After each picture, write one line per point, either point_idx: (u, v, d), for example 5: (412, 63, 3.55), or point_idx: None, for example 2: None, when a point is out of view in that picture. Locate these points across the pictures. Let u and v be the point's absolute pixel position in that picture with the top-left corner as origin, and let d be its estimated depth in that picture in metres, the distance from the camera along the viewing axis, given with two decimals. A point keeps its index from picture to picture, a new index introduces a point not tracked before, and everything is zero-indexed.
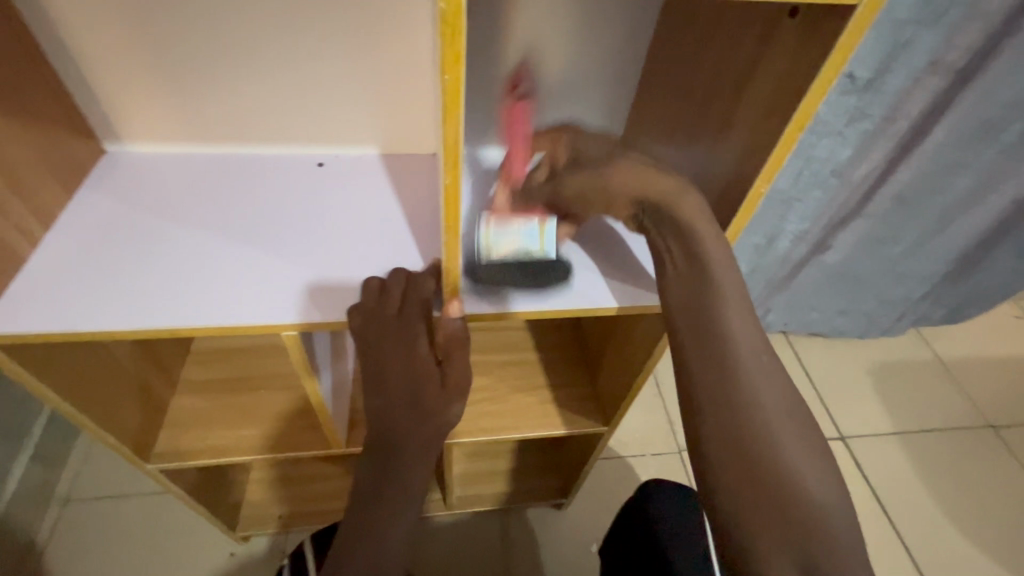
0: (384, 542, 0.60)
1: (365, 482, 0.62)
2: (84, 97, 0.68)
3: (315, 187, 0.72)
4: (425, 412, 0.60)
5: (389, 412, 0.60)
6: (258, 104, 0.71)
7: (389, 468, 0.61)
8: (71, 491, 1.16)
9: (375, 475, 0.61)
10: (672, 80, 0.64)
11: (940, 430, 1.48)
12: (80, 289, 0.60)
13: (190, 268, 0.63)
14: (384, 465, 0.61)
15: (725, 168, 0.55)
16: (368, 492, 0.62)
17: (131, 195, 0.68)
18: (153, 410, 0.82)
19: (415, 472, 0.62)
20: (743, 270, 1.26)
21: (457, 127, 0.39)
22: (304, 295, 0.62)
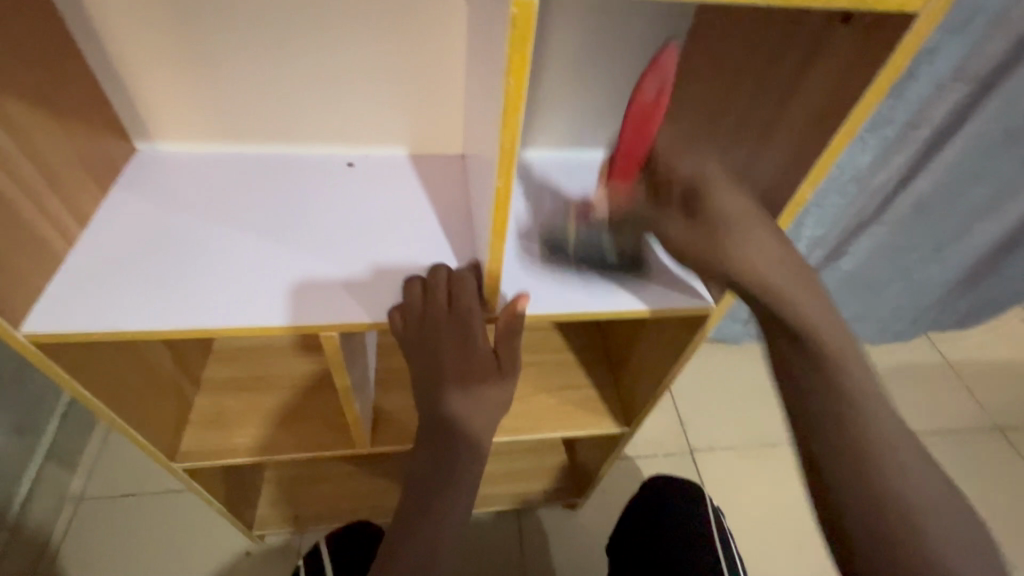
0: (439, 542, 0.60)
1: (417, 484, 0.63)
2: (117, 96, 0.68)
3: (346, 187, 0.72)
4: (478, 409, 0.61)
5: (446, 408, 0.60)
6: (291, 104, 0.71)
7: (443, 466, 0.62)
8: (85, 490, 1.16)
9: (429, 475, 0.62)
10: None
11: (949, 432, 1.50)
12: (118, 288, 0.60)
13: (227, 268, 0.63)
14: (439, 463, 0.62)
15: None
16: (420, 494, 0.62)
17: (163, 194, 0.68)
18: (179, 409, 0.82)
19: (467, 467, 0.62)
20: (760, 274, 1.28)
21: (515, 132, 0.39)
22: (342, 295, 0.62)
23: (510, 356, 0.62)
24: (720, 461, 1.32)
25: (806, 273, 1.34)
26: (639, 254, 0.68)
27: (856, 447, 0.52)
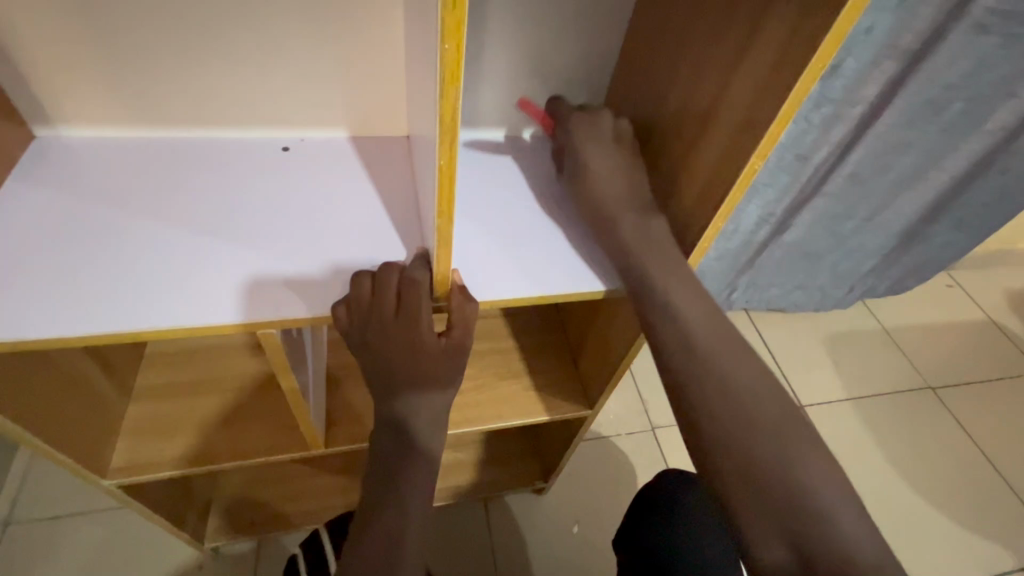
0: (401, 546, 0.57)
1: (377, 476, 0.60)
2: (8, 76, 0.60)
3: (283, 173, 0.67)
4: (435, 405, 0.58)
5: (399, 407, 0.58)
6: (214, 85, 0.65)
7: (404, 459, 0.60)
8: (10, 516, 1.06)
9: (391, 464, 0.60)
10: (655, 57, 0.63)
11: (888, 394, 1.59)
12: (20, 293, 0.53)
13: (150, 265, 0.57)
14: (400, 458, 0.59)
15: (713, 147, 0.55)
16: (380, 491, 0.59)
17: (70, 186, 0.61)
18: (108, 422, 0.75)
19: (429, 455, 0.61)
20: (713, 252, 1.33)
21: (453, 105, 0.36)
22: (279, 288, 0.58)
23: (462, 347, 0.58)
24: (680, 437, 1.35)
25: (754, 248, 1.39)
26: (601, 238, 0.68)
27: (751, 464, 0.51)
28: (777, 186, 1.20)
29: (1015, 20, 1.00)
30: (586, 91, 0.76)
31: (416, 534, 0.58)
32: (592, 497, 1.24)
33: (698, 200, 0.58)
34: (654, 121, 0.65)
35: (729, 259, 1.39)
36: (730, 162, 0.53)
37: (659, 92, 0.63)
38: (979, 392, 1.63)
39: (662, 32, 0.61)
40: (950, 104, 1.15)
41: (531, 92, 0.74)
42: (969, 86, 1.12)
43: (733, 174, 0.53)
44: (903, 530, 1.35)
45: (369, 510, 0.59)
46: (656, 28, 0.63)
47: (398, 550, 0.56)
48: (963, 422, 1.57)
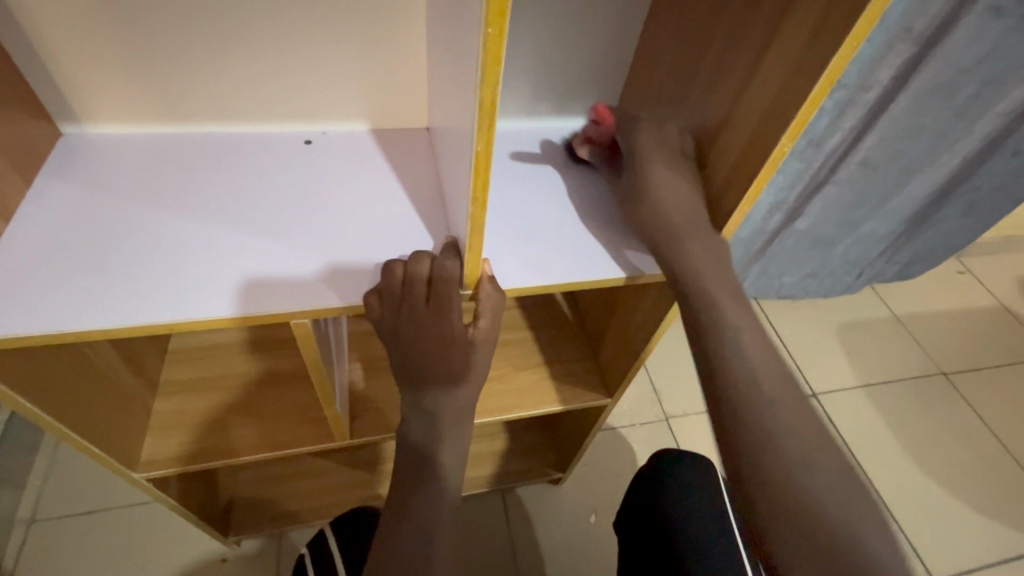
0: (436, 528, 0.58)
1: (407, 463, 0.61)
2: (36, 73, 0.60)
3: (307, 165, 0.68)
4: (464, 395, 0.59)
5: (428, 397, 0.58)
6: (237, 79, 0.65)
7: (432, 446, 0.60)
8: (35, 513, 1.07)
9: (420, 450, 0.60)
10: (677, 43, 0.63)
11: (901, 381, 1.59)
12: (56, 288, 0.54)
13: (183, 258, 0.58)
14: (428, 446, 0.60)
15: (739, 132, 0.55)
16: (411, 476, 0.60)
17: (98, 182, 0.62)
18: (137, 416, 0.76)
19: (457, 441, 0.61)
20: None
21: (494, 90, 0.37)
22: (310, 279, 0.58)
23: (489, 336, 0.59)
24: (695, 426, 1.35)
25: (766, 236, 1.39)
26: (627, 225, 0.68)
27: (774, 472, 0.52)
28: (790, 173, 1.19)
29: None
30: (605, 79, 0.76)
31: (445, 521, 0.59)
32: (607, 486, 1.25)
33: (723, 185, 0.58)
34: (677, 107, 0.65)
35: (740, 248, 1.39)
36: (757, 147, 0.53)
37: (682, 78, 0.63)
38: (992, 378, 1.63)
39: (685, 18, 0.61)
40: (964, 87, 1.14)
41: (550, 81, 0.74)
42: (983, 69, 1.11)
43: (761, 157, 0.53)
44: (919, 516, 1.35)
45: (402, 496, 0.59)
46: (679, 14, 0.63)
47: (430, 533, 0.57)
48: (976, 408, 1.56)
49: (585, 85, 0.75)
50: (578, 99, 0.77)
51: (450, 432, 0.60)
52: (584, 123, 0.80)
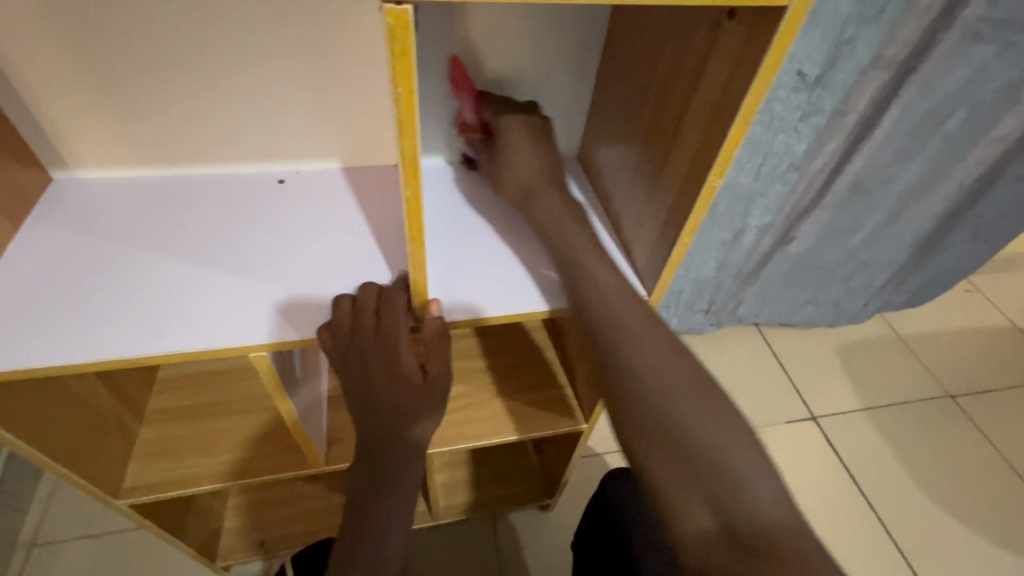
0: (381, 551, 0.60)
1: (358, 496, 0.63)
2: (28, 125, 0.65)
3: (280, 203, 0.72)
4: (414, 428, 0.60)
5: (376, 433, 0.60)
6: (213, 124, 0.69)
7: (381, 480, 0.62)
8: (35, 537, 1.11)
9: (369, 485, 0.62)
10: (626, 82, 0.66)
11: (905, 404, 1.55)
12: (35, 324, 0.57)
13: (156, 294, 0.61)
14: (377, 479, 0.62)
15: (677, 167, 0.57)
16: (361, 505, 0.62)
17: (83, 223, 0.66)
18: (121, 444, 0.79)
19: (408, 475, 0.63)
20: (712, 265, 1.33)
21: (414, 139, 0.40)
22: (271, 314, 0.61)
23: (439, 374, 0.60)
24: None
25: (758, 260, 1.38)
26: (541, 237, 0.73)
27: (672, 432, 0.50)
28: (775, 196, 1.19)
29: (1003, 27, 1.01)
30: (567, 115, 0.79)
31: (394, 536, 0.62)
32: None
33: (667, 218, 0.61)
34: (628, 143, 0.67)
35: (733, 272, 1.38)
36: (692, 182, 0.55)
37: (631, 115, 0.66)
38: (1002, 400, 1.58)
39: (630, 59, 0.64)
40: (949, 112, 1.14)
41: None
42: (968, 94, 1.11)
43: (696, 191, 0.55)
44: (926, 546, 1.30)
45: (355, 523, 0.62)
46: (626, 55, 0.66)
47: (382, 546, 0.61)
48: (985, 431, 1.51)
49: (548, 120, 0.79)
50: None
51: (404, 461, 0.61)
52: None
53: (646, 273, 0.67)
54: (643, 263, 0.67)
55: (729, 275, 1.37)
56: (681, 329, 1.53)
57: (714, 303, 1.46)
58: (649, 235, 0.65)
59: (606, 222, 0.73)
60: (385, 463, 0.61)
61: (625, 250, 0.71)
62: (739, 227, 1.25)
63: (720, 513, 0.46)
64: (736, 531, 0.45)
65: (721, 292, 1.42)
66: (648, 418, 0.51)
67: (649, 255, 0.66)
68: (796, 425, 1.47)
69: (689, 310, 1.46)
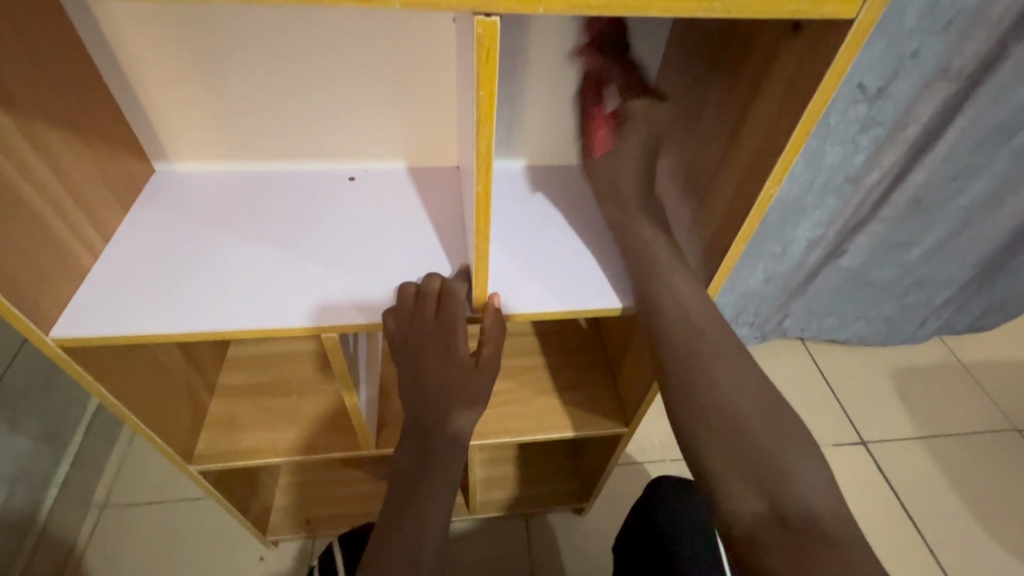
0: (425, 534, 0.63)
1: (405, 472, 0.67)
2: (137, 121, 0.73)
3: (350, 198, 0.77)
4: (462, 408, 0.66)
5: (429, 414, 0.66)
6: (295, 124, 0.76)
7: (428, 458, 0.66)
8: (108, 499, 1.20)
9: (416, 464, 0.66)
10: (685, 92, 0.69)
11: (964, 434, 1.47)
12: (136, 296, 0.64)
13: (240, 275, 0.67)
14: (423, 457, 0.66)
15: (735, 174, 0.60)
16: (408, 484, 0.66)
17: (178, 209, 0.73)
18: (195, 414, 0.86)
19: (452, 457, 0.67)
20: (758, 276, 1.31)
21: (490, 140, 0.44)
22: (342, 298, 0.66)
23: (492, 362, 0.66)
24: None
25: (807, 274, 1.34)
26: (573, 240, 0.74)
27: (727, 428, 0.59)
28: (827, 209, 1.17)
29: None
30: None
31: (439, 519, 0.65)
32: None
33: (721, 220, 0.63)
34: (683, 150, 0.70)
35: (780, 285, 1.35)
36: (749, 187, 0.57)
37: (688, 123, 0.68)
38: None
39: (691, 68, 0.67)
40: (1018, 127, 1.10)
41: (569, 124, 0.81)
42: None
43: (752, 198, 0.57)
44: None
45: (400, 500, 0.65)
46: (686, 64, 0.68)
47: (421, 523, 0.63)
48: None
49: None
50: None
51: (453, 433, 0.66)
52: None
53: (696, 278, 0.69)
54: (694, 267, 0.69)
55: (775, 287, 1.35)
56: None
57: (760, 316, 1.43)
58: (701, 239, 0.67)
59: None
60: (437, 436, 0.66)
61: None
62: (788, 240, 1.23)
63: (770, 500, 0.56)
64: (785, 514, 0.55)
65: (767, 305, 1.40)
66: (711, 414, 0.60)
67: (702, 259, 0.67)
68: (846, 448, 1.42)
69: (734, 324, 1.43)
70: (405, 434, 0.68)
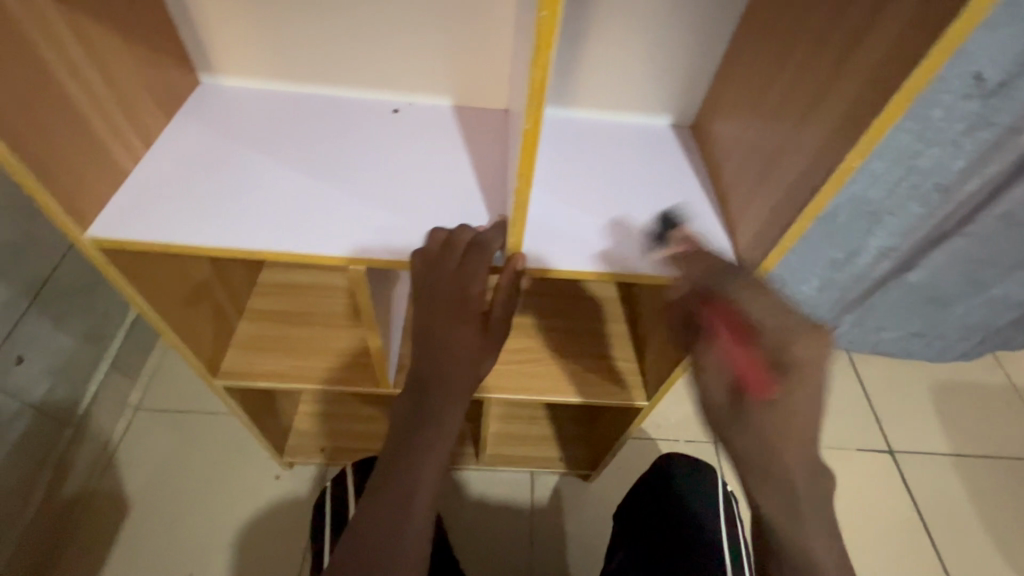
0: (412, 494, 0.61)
1: (398, 428, 0.65)
2: (185, 27, 0.71)
3: (393, 130, 0.74)
4: (466, 368, 0.65)
5: (430, 371, 0.65)
6: (345, 46, 0.72)
7: (420, 414, 0.64)
8: (141, 402, 1.27)
9: (407, 420, 0.65)
10: (767, 48, 0.62)
11: (1002, 458, 1.39)
12: (169, 206, 0.63)
13: (273, 197, 0.66)
14: (415, 412, 0.65)
15: (810, 144, 0.54)
16: (401, 437, 0.64)
17: (218, 123, 0.72)
18: (223, 333, 0.88)
19: (449, 416, 0.65)
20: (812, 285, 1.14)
21: (546, 71, 0.41)
22: (372, 233, 0.64)
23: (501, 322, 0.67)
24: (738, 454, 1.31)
25: (867, 286, 1.21)
26: (619, 201, 0.70)
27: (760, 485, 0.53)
28: (909, 217, 1.00)
29: None
30: (689, 77, 0.76)
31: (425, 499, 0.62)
32: None
33: (785, 193, 0.58)
34: (754, 113, 0.64)
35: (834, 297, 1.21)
36: (827, 158, 0.52)
37: (766, 82, 0.62)
38: None
39: (779, 20, 0.60)
40: None
41: (631, 74, 0.76)
42: None
43: (829, 167, 0.52)
44: None
45: (394, 450, 0.64)
46: (773, 16, 0.61)
47: (408, 504, 0.60)
48: None
49: (667, 82, 0.76)
50: (659, 96, 0.78)
51: (446, 399, 0.65)
52: (660, 123, 0.81)
53: (746, 254, 0.65)
54: (746, 246, 0.65)
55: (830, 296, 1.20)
56: None
57: None
58: (760, 213, 0.62)
59: (711, 199, 0.71)
60: (435, 389, 0.65)
61: (728, 231, 0.68)
62: (857, 245, 1.04)
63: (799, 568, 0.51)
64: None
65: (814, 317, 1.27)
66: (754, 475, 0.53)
67: (755, 236, 0.63)
68: (870, 455, 1.37)
69: None
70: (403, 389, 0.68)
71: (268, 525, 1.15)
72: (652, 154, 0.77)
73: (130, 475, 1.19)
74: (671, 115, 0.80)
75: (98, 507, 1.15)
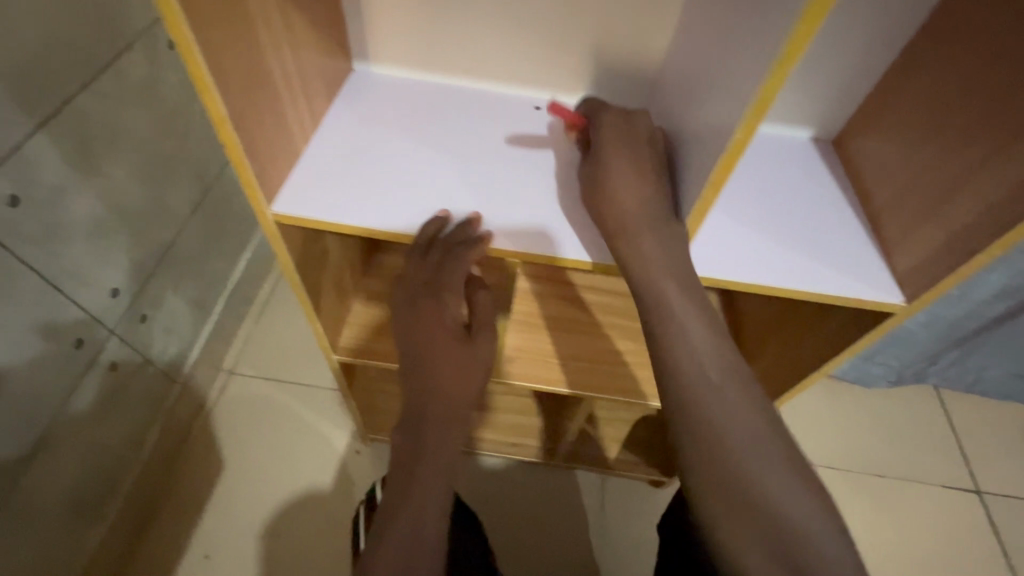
0: (418, 528, 0.63)
1: (397, 471, 0.69)
2: (351, 16, 0.74)
3: (537, 128, 0.75)
4: (463, 391, 0.72)
5: (427, 405, 0.71)
6: (499, 42, 0.74)
7: (418, 452, 0.69)
8: (234, 366, 1.35)
9: (408, 459, 0.69)
10: (949, 69, 0.60)
11: None
12: (336, 187, 0.66)
13: (429, 186, 0.68)
14: (415, 452, 0.69)
15: (1008, 172, 0.52)
16: (402, 476, 0.68)
17: (373, 110, 0.74)
18: (342, 309, 0.91)
19: (445, 449, 0.70)
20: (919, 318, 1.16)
21: (780, 82, 0.46)
22: (526, 228, 0.66)
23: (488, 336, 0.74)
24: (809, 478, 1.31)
25: (980, 324, 1.19)
26: (771, 211, 0.69)
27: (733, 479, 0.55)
28: None
29: None
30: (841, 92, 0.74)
31: (432, 523, 0.65)
32: None
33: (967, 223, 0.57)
34: (925, 135, 0.62)
35: (939, 329, 1.20)
36: None
37: (946, 104, 0.60)
38: None
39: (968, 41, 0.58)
40: None
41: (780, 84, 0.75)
42: None
43: None
44: None
45: (395, 492, 0.67)
46: (959, 36, 0.59)
47: (415, 538, 0.63)
48: None
49: (816, 95, 0.75)
50: (804, 108, 0.76)
51: (445, 431, 0.71)
52: (802, 135, 0.80)
53: (906, 280, 0.63)
54: (905, 271, 0.63)
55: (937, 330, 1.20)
56: (851, 375, 1.37)
57: (905, 361, 1.29)
58: (928, 240, 0.61)
59: (862, 218, 0.69)
60: (430, 426, 0.70)
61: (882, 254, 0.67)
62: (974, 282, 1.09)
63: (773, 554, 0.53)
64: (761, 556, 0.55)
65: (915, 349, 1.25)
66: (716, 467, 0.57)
67: (917, 262, 0.62)
68: (955, 493, 1.31)
69: (869, 361, 1.31)
70: (398, 429, 0.73)
71: (349, 496, 1.20)
72: (792, 168, 0.76)
73: (224, 435, 1.25)
74: (813, 130, 0.79)
75: (194, 460, 1.22)
